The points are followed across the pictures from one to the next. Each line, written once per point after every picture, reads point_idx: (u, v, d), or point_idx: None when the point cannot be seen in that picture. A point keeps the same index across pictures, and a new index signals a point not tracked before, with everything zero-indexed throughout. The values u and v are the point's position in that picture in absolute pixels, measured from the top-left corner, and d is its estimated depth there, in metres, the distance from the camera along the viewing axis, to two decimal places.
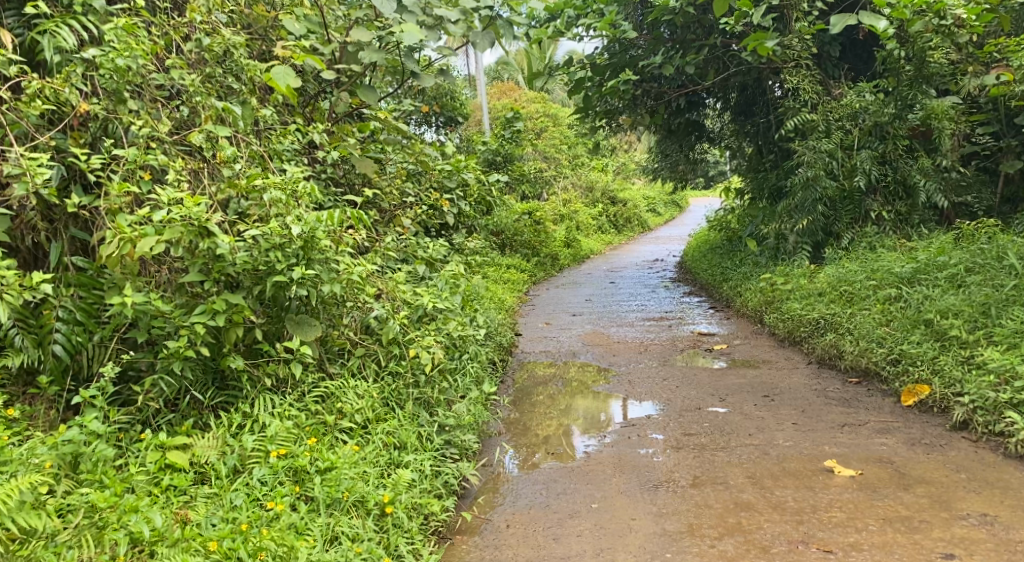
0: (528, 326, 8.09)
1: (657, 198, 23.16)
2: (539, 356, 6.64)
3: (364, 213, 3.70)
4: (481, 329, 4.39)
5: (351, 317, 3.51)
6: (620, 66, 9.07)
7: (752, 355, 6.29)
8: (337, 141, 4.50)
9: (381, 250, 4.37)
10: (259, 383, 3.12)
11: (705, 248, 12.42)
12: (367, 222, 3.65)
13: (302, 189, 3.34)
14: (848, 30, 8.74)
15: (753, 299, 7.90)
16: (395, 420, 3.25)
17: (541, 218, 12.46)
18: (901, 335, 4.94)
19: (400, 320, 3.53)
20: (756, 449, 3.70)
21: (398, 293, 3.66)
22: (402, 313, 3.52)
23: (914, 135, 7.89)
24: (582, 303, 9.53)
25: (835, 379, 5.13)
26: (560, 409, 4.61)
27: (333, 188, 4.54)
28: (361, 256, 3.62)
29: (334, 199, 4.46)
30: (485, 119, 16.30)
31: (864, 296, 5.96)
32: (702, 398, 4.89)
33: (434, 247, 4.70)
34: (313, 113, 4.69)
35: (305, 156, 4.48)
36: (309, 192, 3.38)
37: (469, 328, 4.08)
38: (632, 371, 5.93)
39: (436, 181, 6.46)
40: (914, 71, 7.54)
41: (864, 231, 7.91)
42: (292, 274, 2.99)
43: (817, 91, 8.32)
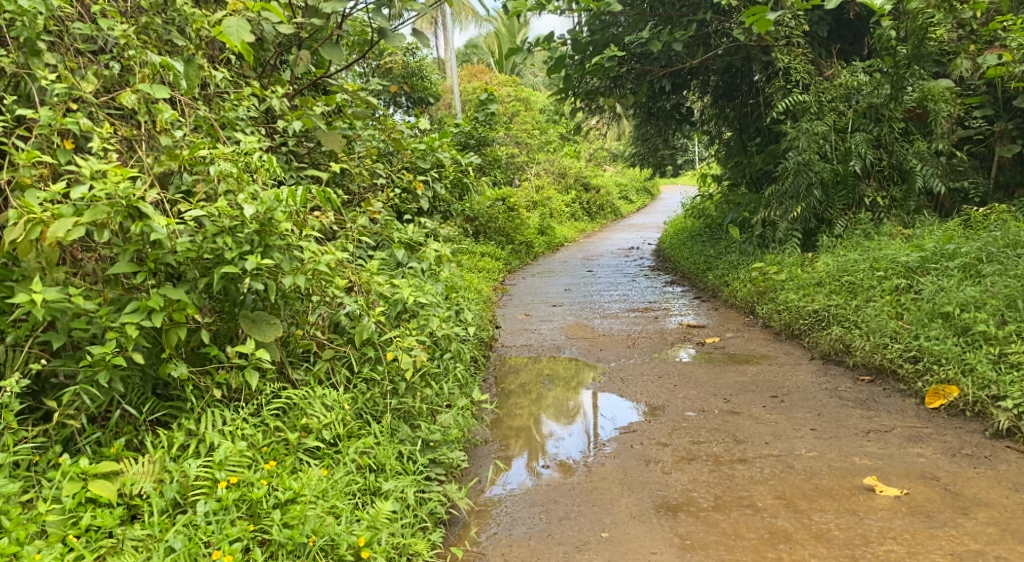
0: (507, 318, 7.61)
1: (629, 186, 22.77)
2: (521, 350, 6.17)
3: (330, 191, 3.19)
4: (464, 324, 3.91)
5: (318, 314, 3.00)
6: (602, 43, 8.60)
7: (748, 349, 5.90)
8: (300, 111, 3.97)
9: (350, 235, 3.86)
10: (207, 395, 2.59)
11: (684, 236, 12.05)
12: (336, 204, 3.13)
13: (257, 161, 2.86)
14: (836, 9, 8.39)
15: (744, 289, 7.52)
16: (370, 435, 2.76)
17: (515, 204, 11.96)
18: (917, 329, 4.58)
19: (376, 317, 3.03)
20: (778, 462, 3.29)
21: (373, 285, 3.16)
22: (377, 309, 3.02)
23: (908, 117, 7.57)
24: (562, 292, 9.11)
25: (845, 378, 4.75)
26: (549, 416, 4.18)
27: (295, 164, 4.01)
28: (328, 242, 3.11)
29: (296, 177, 3.93)
30: (455, 101, 15.72)
31: (869, 287, 5.60)
32: (705, 398, 4.48)
33: (410, 231, 4.19)
34: (271, 81, 4.14)
35: (263, 126, 3.94)
36: (267, 166, 2.90)
37: (453, 325, 3.59)
38: (622, 367, 5.50)
39: (408, 161, 5.98)
40: (910, 50, 7.15)
41: (859, 218, 7.57)
42: (245, 263, 2.48)
43: (809, 71, 7.95)
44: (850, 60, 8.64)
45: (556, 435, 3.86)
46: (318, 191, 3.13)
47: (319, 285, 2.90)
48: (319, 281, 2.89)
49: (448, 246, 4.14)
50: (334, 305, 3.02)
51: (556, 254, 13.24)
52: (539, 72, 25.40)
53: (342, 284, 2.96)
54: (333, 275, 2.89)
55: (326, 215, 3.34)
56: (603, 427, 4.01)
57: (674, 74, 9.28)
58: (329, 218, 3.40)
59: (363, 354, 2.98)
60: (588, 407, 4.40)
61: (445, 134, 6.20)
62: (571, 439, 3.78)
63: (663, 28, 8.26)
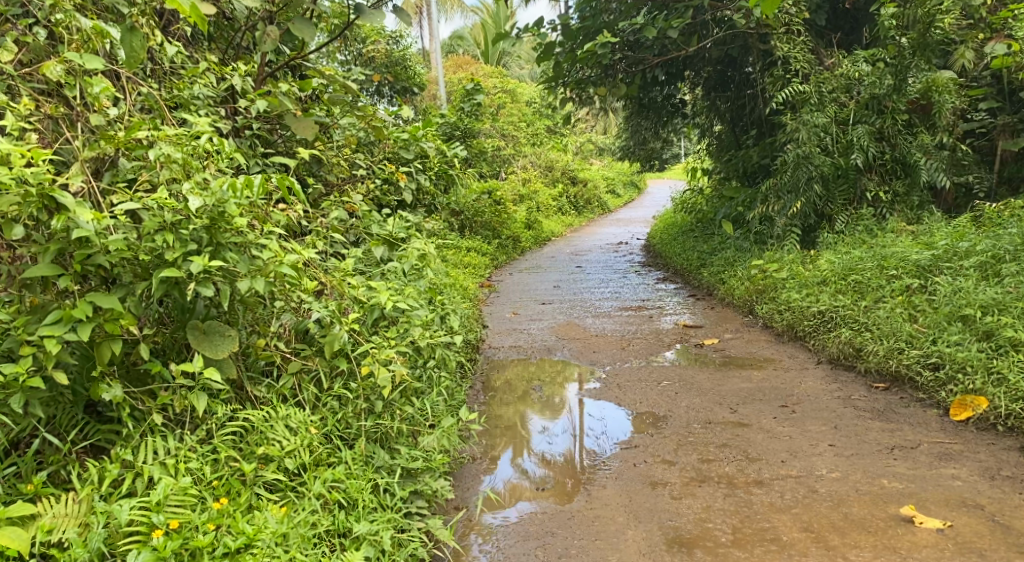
0: (494, 317, 7.25)
1: (617, 180, 22.41)
2: (509, 352, 5.81)
3: (295, 182, 2.82)
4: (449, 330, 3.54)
5: (281, 321, 2.63)
6: (594, 30, 8.24)
7: (750, 352, 5.57)
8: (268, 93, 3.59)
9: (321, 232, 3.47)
10: (147, 420, 2.23)
11: (674, 231, 11.73)
12: (304, 194, 2.76)
13: (208, 145, 2.48)
14: None
15: (741, 287, 7.20)
16: (341, 464, 2.41)
17: (501, 198, 11.60)
18: (936, 333, 4.30)
19: (349, 325, 2.66)
20: (799, 485, 2.98)
21: (347, 288, 2.79)
22: (351, 316, 2.64)
23: (911, 109, 7.30)
24: (550, 289, 8.75)
25: (858, 384, 4.44)
26: (538, 424, 3.91)
27: (260, 152, 3.62)
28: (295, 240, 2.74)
29: (261, 167, 3.54)
30: (440, 92, 15.30)
31: (878, 287, 5.29)
32: (710, 408, 4.15)
33: (390, 225, 3.81)
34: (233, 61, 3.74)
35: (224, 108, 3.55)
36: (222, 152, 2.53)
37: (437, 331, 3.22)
38: (618, 372, 5.14)
39: (390, 152, 5.66)
40: (915, 40, 6.93)
41: (860, 214, 7.25)
42: (191, 266, 2.11)
43: (808, 60, 7.66)
44: (850, 49, 8.33)
45: (551, 445, 3.60)
46: (282, 180, 2.77)
47: (284, 288, 2.54)
48: (284, 284, 2.52)
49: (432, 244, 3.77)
50: (303, 309, 2.66)
51: (544, 249, 12.89)
52: (526, 64, 25.03)
53: (310, 287, 2.60)
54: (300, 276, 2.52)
55: (294, 211, 2.97)
56: (591, 431, 3.84)
57: (667, 64, 8.95)
58: (297, 213, 3.03)
59: (337, 369, 2.60)
60: (579, 417, 4.07)
61: (429, 123, 5.83)
62: (560, 456, 3.45)
63: (657, 14, 7.91)
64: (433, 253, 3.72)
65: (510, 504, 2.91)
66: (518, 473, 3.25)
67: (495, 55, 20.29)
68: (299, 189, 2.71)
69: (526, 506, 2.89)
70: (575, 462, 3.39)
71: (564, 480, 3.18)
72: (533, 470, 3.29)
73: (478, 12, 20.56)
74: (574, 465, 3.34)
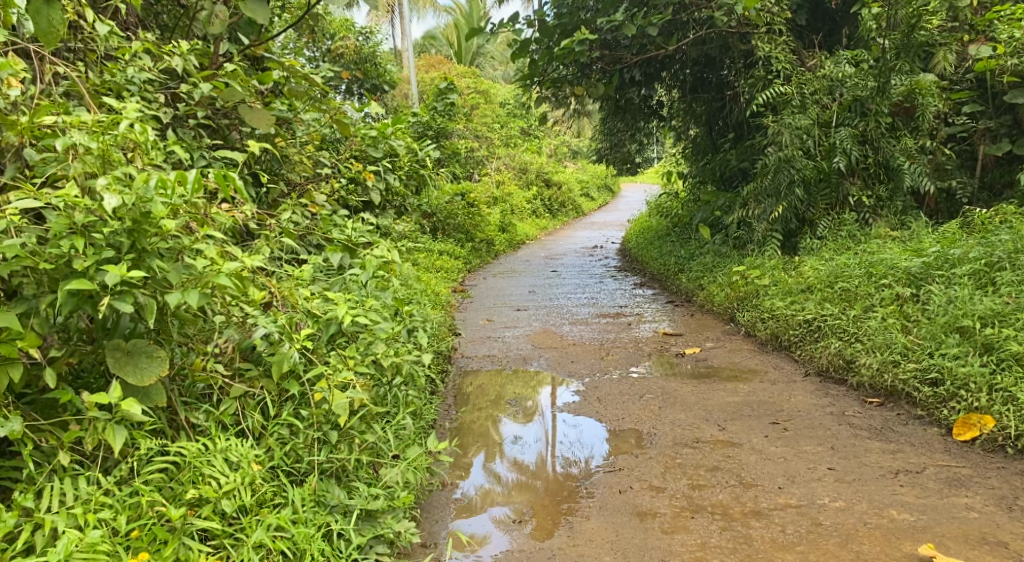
0: (466, 324, 6.95)
1: (591, 183, 22.21)
2: (482, 362, 5.51)
3: (237, 177, 2.51)
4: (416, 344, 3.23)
5: (222, 339, 2.33)
6: (571, 27, 7.96)
7: (733, 362, 5.33)
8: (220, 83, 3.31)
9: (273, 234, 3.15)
10: (56, 457, 1.98)
11: (650, 235, 11.52)
12: (245, 192, 2.46)
13: (127, 134, 2.19)
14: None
15: (721, 294, 6.96)
16: (287, 504, 2.12)
17: (475, 200, 11.30)
18: (932, 345, 4.11)
19: (301, 342, 2.35)
20: (802, 515, 2.76)
21: (299, 300, 2.49)
22: (302, 332, 2.35)
23: (894, 111, 7.14)
24: (525, 295, 8.48)
25: (850, 399, 4.22)
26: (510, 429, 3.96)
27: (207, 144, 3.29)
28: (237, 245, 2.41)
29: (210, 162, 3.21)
30: (412, 92, 14.97)
31: (867, 295, 5.10)
32: (697, 425, 3.88)
33: (350, 228, 3.47)
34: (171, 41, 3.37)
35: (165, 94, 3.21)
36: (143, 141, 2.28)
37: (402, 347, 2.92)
38: (597, 385, 4.85)
39: (357, 149, 5.41)
40: (902, 38, 6.67)
41: (842, 219, 7.05)
42: (104, 277, 1.85)
43: (790, 61, 7.48)
44: (833, 49, 8.14)
45: (521, 449, 3.65)
46: (219, 176, 2.47)
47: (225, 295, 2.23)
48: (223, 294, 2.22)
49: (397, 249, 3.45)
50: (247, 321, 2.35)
51: (518, 252, 12.61)
52: (498, 64, 24.75)
53: (258, 300, 2.32)
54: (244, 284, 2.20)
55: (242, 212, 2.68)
56: (565, 438, 3.84)
57: (645, 63, 8.73)
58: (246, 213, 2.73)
59: (288, 393, 2.29)
60: (553, 424, 4.02)
61: (399, 120, 5.52)
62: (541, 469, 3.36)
63: (637, 11, 7.67)
64: (397, 258, 3.39)
65: (480, 509, 2.95)
66: (487, 478, 3.25)
67: (468, 55, 20.00)
68: (241, 185, 2.41)
69: (504, 523, 2.82)
70: (547, 465, 3.42)
71: (540, 503, 3.00)
72: (504, 471, 3.34)
73: (451, 12, 20.25)
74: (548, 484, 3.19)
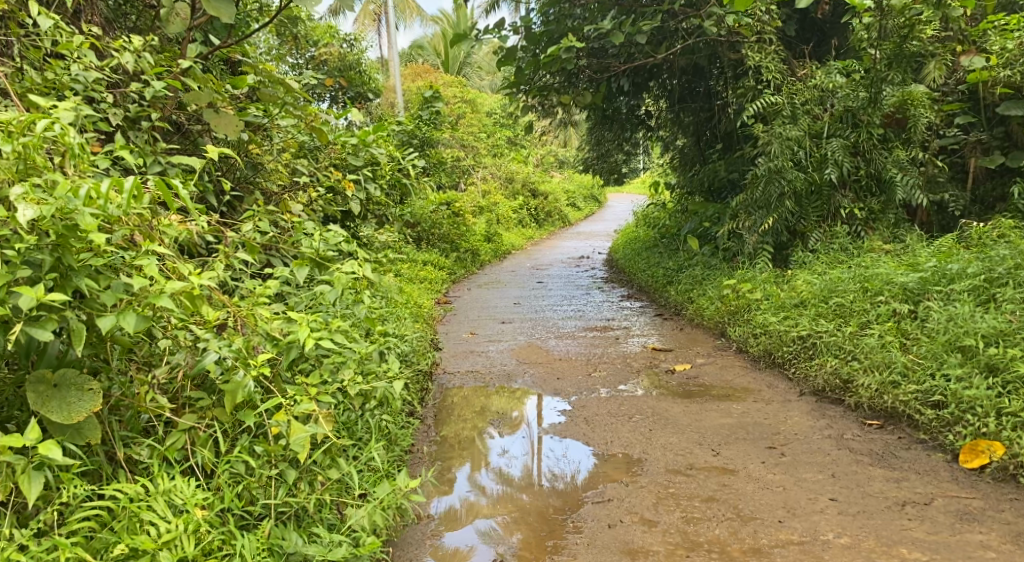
0: (449, 338, 6.72)
1: (578, 193, 22.02)
2: (465, 379, 5.27)
3: (178, 182, 2.25)
4: (389, 367, 3.00)
5: (173, 362, 2.28)
6: (559, 34, 7.73)
7: (725, 379, 5.14)
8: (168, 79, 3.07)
9: (232, 247, 2.94)
10: None
11: (638, 246, 11.34)
12: (190, 201, 2.27)
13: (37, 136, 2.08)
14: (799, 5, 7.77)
15: (712, 308, 6.78)
16: (236, 555, 2.10)
17: (460, 210, 11.10)
18: (933, 365, 3.94)
19: (258, 369, 2.28)
20: (806, 554, 2.59)
21: (260, 321, 2.41)
22: (258, 359, 2.28)
23: (886, 123, 6.98)
24: (510, 307, 8.25)
25: (849, 420, 4.05)
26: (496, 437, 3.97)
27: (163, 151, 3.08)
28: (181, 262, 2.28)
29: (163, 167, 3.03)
30: (398, 101, 14.75)
31: (863, 311, 4.94)
32: (689, 449, 3.72)
33: (318, 241, 3.25)
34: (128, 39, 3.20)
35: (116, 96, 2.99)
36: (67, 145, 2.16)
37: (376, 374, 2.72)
38: (584, 403, 4.64)
39: (337, 159, 5.19)
40: (893, 49, 6.57)
41: (834, 232, 6.89)
42: (19, 300, 1.84)
43: (781, 71, 7.34)
44: (822, 59, 8.01)
45: (508, 460, 3.68)
46: (161, 185, 2.22)
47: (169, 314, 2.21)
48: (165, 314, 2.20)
49: (367, 263, 3.22)
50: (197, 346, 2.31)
51: (503, 262, 12.40)
52: (485, 75, 24.63)
53: (210, 321, 2.27)
54: (188, 304, 2.19)
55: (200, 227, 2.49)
56: (552, 452, 3.77)
57: (633, 72, 8.57)
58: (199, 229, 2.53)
59: (247, 424, 2.27)
60: (539, 439, 3.96)
61: (380, 127, 5.31)
62: (525, 491, 3.29)
63: (625, 18, 7.50)
64: (372, 273, 3.18)
65: (465, 522, 3.00)
66: (466, 501, 3.18)
67: (454, 64, 19.85)
68: (189, 198, 2.25)
69: (488, 537, 2.87)
70: (533, 476, 3.46)
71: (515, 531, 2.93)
72: (489, 482, 3.38)
73: (437, 21, 20.11)
74: (523, 509, 3.11)
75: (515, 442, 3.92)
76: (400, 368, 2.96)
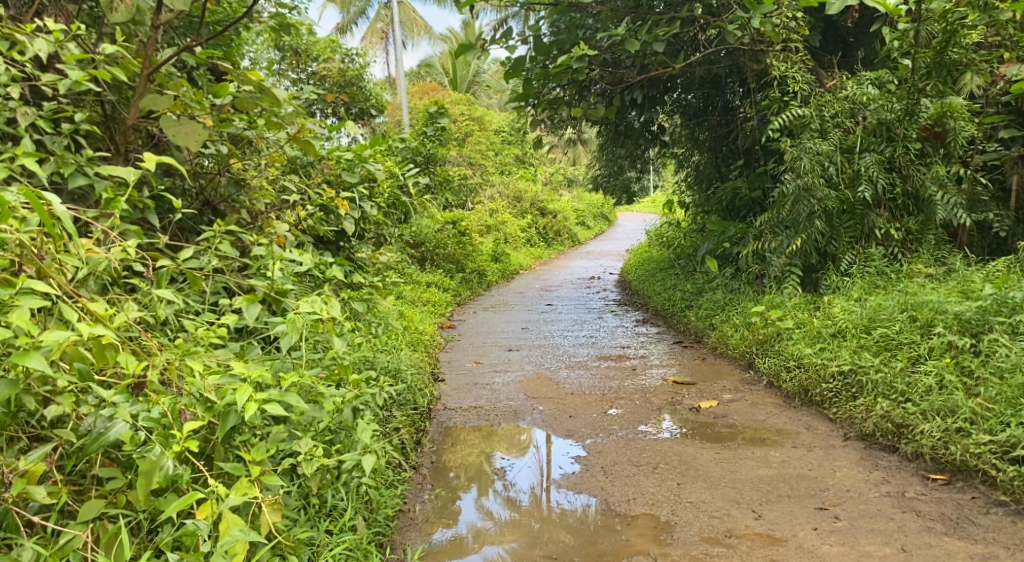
0: (452, 367, 6.22)
1: (587, 212, 21.54)
2: (468, 416, 4.75)
3: (52, 197, 2.04)
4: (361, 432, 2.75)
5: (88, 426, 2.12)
6: (569, 43, 7.21)
7: (756, 418, 4.63)
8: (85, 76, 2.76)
9: (166, 278, 2.62)
10: None
11: (651, 267, 10.86)
12: (67, 220, 2.07)
13: None
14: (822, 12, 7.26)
15: (738, 336, 6.26)
16: None
17: (466, 229, 10.60)
18: (1006, 411, 3.44)
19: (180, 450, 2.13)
20: None
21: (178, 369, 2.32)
22: (183, 433, 2.13)
23: (923, 137, 6.27)
24: (518, 332, 7.72)
25: (908, 474, 3.55)
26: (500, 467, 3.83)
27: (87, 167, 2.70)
28: (77, 302, 2.15)
29: (89, 176, 2.72)
30: (404, 118, 14.29)
31: (912, 343, 4.44)
32: (724, 510, 3.24)
33: (275, 272, 2.92)
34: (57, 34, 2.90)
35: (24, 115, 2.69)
36: None
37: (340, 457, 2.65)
38: (601, 448, 4.11)
39: (331, 174, 4.76)
40: (934, 57, 5.98)
41: (869, 253, 6.30)
42: None
43: (807, 81, 6.83)
44: (851, 71, 7.53)
45: (516, 489, 3.61)
46: (35, 201, 2.02)
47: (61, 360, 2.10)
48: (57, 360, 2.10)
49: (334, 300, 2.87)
50: (100, 408, 2.15)
51: (511, 283, 11.91)
52: (495, 94, 24.26)
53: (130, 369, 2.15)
54: (78, 352, 2.08)
55: (106, 260, 2.32)
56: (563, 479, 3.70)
57: (648, 85, 8.07)
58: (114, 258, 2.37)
59: (165, 515, 2.07)
60: (551, 464, 3.90)
61: (378, 141, 4.85)
62: (536, 524, 3.24)
63: (642, 24, 6.97)
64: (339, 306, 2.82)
65: (471, 550, 3.04)
66: (474, 531, 3.19)
67: (463, 83, 19.45)
68: (69, 227, 2.08)
69: None
70: (542, 504, 3.44)
71: None
72: (498, 508, 3.41)
73: (447, 40, 19.80)
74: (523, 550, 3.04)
75: (520, 473, 3.79)
76: (370, 438, 2.65)
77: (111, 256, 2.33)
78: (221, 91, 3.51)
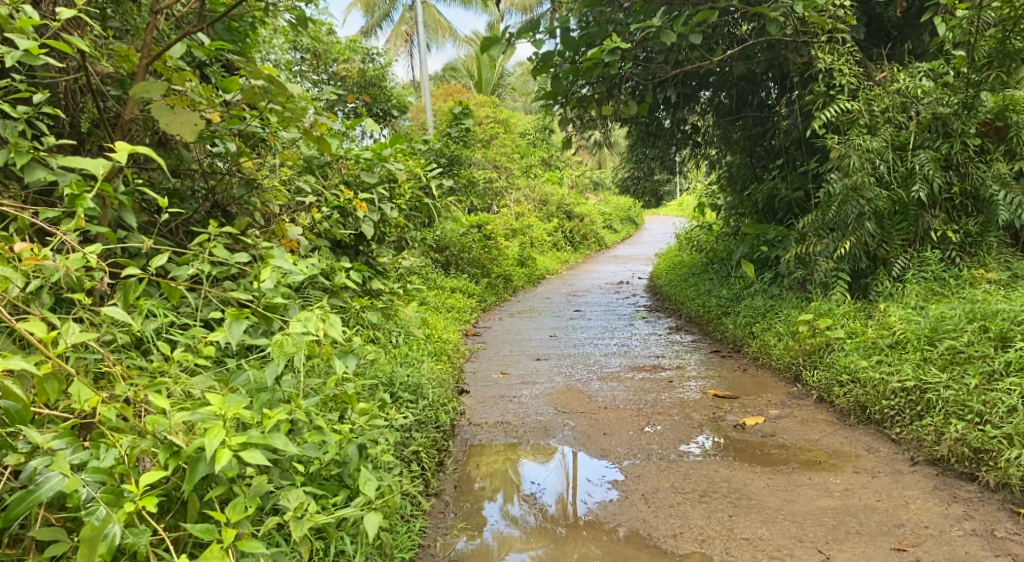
0: (477, 378, 5.87)
1: (614, 215, 21.12)
2: (495, 432, 4.38)
3: None
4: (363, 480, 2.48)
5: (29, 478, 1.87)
6: (597, 37, 6.80)
7: (809, 437, 4.21)
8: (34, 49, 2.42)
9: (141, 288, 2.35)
10: None
11: (683, 271, 10.43)
12: None
13: None
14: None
15: (782, 345, 5.85)
16: None
17: (491, 232, 10.23)
18: None
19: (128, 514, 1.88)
20: None
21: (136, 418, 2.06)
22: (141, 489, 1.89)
23: (982, 131, 5.99)
24: (546, 340, 7.35)
25: (993, 508, 3.18)
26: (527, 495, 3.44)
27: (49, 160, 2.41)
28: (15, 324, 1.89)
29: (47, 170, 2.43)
30: (429, 119, 13.96)
31: (983, 355, 4.03)
32: (786, 546, 2.94)
33: (265, 284, 2.61)
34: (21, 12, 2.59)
35: None
36: None
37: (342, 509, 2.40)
38: (640, 472, 3.72)
39: (346, 173, 4.43)
40: (995, 46, 5.45)
41: (924, 257, 5.83)
42: None
43: (856, 73, 6.36)
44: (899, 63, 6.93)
45: (541, 489, 3.52)
46: None
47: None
48: None
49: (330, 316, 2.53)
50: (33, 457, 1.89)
51: (537, 288, 11.54)
52: (520, 97, 23.90)
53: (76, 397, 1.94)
54: (7, 387, 1.84)
55: (58, 267, 2.10)
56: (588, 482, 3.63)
57: (682, 81, 7.66)
58: (68, 267, 2.12)
59: None
60: (572, 468, 3.79)
61: (398, 138, 4.53)
62: (561, 529, 3.17)
63: (677, 14, 6.56)
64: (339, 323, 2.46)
65: (497, 555, 2.99)
66: (497, 535, 3.13)
67: (487, 86, 19.13)
68: None
69: None
70: (568, 508, 3.35)
71: None
72: (522, 512, 3.33)
73: (472, 43, 19.51)
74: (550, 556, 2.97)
75: (545, 477, 3.68)
76: (373, 490, 2.38)
77: (62, 264, 2.09)
78: (231, 84, 3.18)
